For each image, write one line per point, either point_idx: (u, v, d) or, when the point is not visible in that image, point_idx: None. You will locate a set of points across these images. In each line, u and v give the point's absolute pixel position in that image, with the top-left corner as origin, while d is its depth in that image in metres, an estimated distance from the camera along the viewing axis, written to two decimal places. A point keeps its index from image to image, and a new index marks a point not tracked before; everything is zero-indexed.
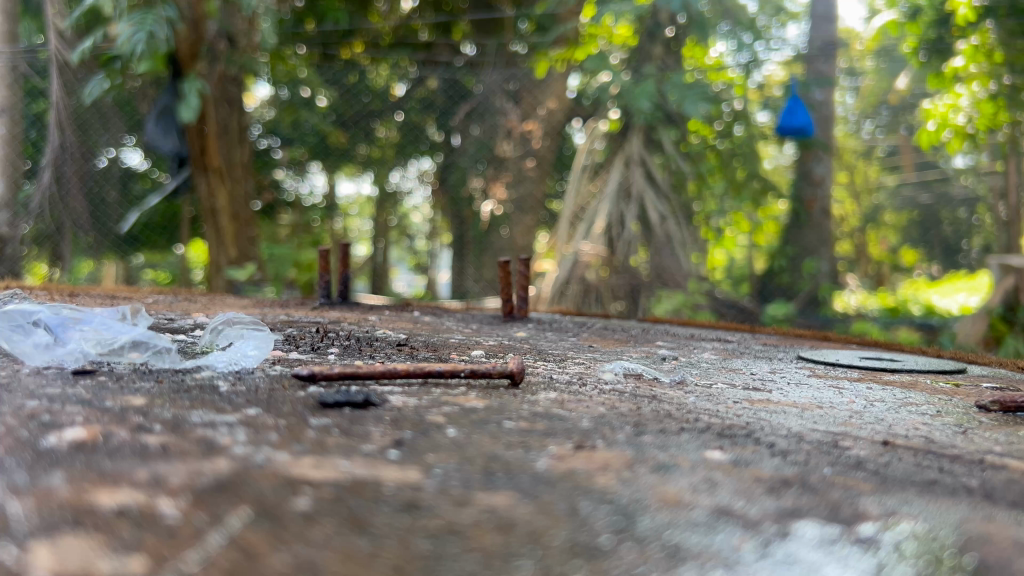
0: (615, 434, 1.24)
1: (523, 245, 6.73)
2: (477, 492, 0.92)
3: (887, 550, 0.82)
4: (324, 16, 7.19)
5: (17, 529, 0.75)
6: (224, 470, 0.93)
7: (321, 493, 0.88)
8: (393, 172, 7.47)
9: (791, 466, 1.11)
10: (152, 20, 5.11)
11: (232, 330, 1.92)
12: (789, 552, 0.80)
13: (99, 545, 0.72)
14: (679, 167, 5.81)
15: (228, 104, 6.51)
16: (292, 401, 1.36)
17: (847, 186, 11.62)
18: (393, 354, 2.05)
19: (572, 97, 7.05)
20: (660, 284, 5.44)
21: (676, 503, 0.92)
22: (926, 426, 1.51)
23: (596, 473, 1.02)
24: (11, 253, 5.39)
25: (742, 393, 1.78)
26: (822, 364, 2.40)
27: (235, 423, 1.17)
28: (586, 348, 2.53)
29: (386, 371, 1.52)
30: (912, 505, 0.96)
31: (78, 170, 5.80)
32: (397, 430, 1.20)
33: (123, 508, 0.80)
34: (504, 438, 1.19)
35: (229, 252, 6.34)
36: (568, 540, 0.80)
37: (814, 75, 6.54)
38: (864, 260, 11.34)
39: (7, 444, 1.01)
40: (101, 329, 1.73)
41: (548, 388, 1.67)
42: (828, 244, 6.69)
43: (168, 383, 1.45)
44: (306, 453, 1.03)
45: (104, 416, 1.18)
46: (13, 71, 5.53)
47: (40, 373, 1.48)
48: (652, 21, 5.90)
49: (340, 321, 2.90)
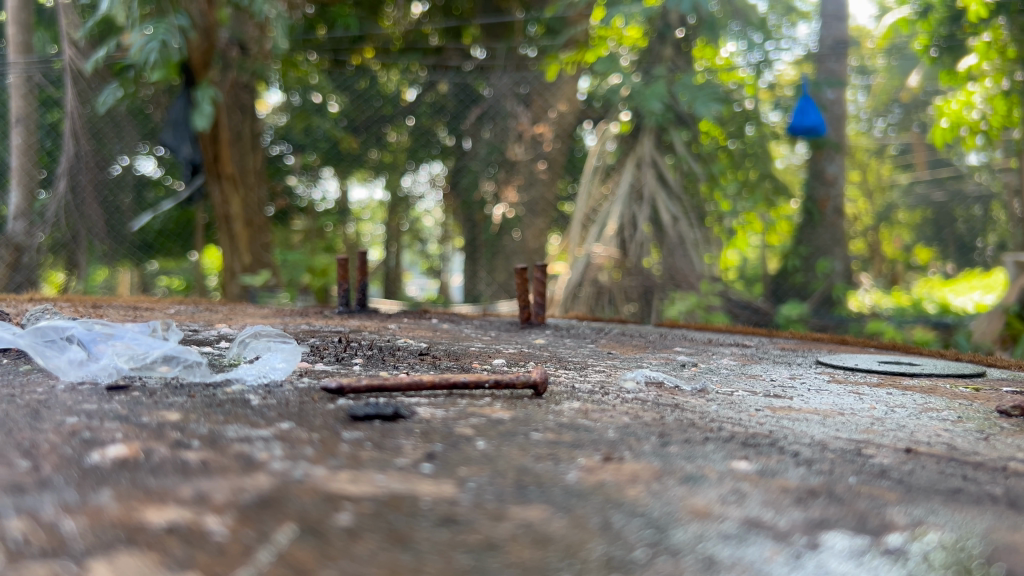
0: (642, 445, 1.26)
1: (535, 248, 6.68)
2: (511, 506, 0.94)
3: (916, 561, 0.84)
4: (335, 22, 7.33)
5: (74, 546, 0.78)
6: (265, 486, 0.96)
7: (362, 508, 0.90)
8: (404, 176, 7.78)
9: (817, 475, 1.14)
10: (165, 29, 5.16)
11: (259, 343, 1.96)
12: (821, 563, 0.82)
13: (154, 563, 0.75)
14: (691, 169, 5.81)
15: (240, 111, 6.57)
16: (323, 414, 1.39)
17: (860, 185, 11.66)
18: (416, 363, 2.09)
19: (583, 99, 6.78)
20: (673, 284, 5.37)
21: (706, 514, 0.94)
22: (948, 434, 1.52)
23: (626, 485, 1.04)
24: (27, 261, 5.53)
25: (764, 401, 1.80)
26: (841, 369, 2.41)
27: (270, 438, 1.19)
28: (605, 355, 2.55)
29: (412, 383, 1.54)
30: (939, 515, 0.98)
31: (93, 179, 5.81)
32: (427, 443, 1.23)
33: (172, 525, 0.83)
34: (533, 449, 1.21)
35: (243, 258, 6.39)
36: (604, 554, 0.82)
37: (825, 75, 6.50)
38: (879, 258, 11.27)
39: (53, 461, 1.04)
40: (132, 344, 1.77)
41: (572, 398, 1.70)
42: (842, 244, 6.68)
43: (200, 397, 1.47)
44: (342, 468, 1.06)
45: (142, 432, 1.20)
46: (28, 81, 5.71)
47: (75, 389, 1.51)
48: (662, 22, 5.93)
49: (359, 329, 2.94)
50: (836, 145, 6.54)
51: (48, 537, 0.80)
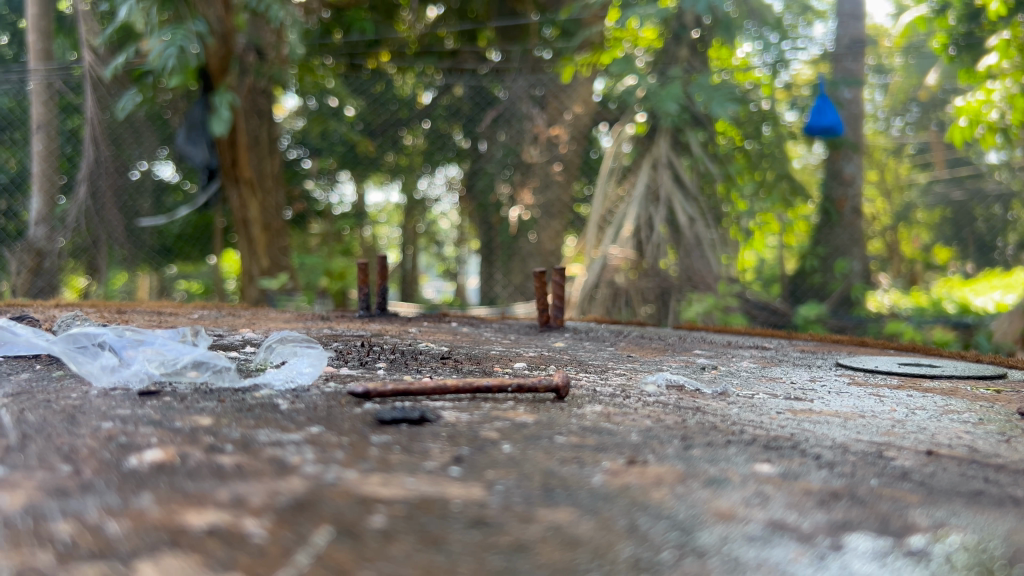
0: (665, 449, 1.28)
1: (550, 249, 6.74)
2: (540, 509, 0.96)
3: (938, 562, 0.85)
4: (351, 27, 7.42)
5: (119, 548, 0.81)
6: (300, 489, 0.99)
7: (394, 511, 0.93)
8: (421, 180, 7.74)
9: (839, 478, 1.15)
10: (183, 35, 5.20)
11: (286, 347, 1.99)
12: (844, 564, 0.84)
13: (199, 565, 0.78)
14: (707, 169, 5.80)
15: (257, 115, 6.64)
16: (351, 418, 1.42)
17: (878, 184, 11.59)
18: (438, 367, 2.12)
19: (597, 101, 6.88)
20: (690, 286, 5.39)
21: (730, 516, 0.96)
22: (969, 435, 1.53)
23: (651, 488, 1.06)
24: (48, 266, 5.58)
25: (784, 403, 1.82)
26: (861, 371, 2.43)
27: (301, 441, 1.22)
28: (624, 357, 2.58)
29: (436, 387, 1.56)
30: (960, 517, 0.99)
31: (112, 184, 5.90)
32: (455, 446, 1.26)
33: (212, 527, 0.86)
34: (558, 452, 1.24)
35: (261, 262, 6.39)
36: (631, 555, 0.84)
37: (842, 74, 6.50)
38: (898, 258, 11.18)
39: (93, 465, 1.07)
40: (162, 349, 1.80)
41: (594, 401, 1.72)
42: (860, 244, 6.67)
43: (231, 402, 1.50)
44: (373, 471, 1.09)
45: (177, 437, 1.24)
46: (49, 88, 5.81)
47: (108, 395, 1.54)
48: (677, 23, 5.92)
49: (381, 333, 2.97)
50: (853, 145, 6.56)
51: (93, 539, 0.83)
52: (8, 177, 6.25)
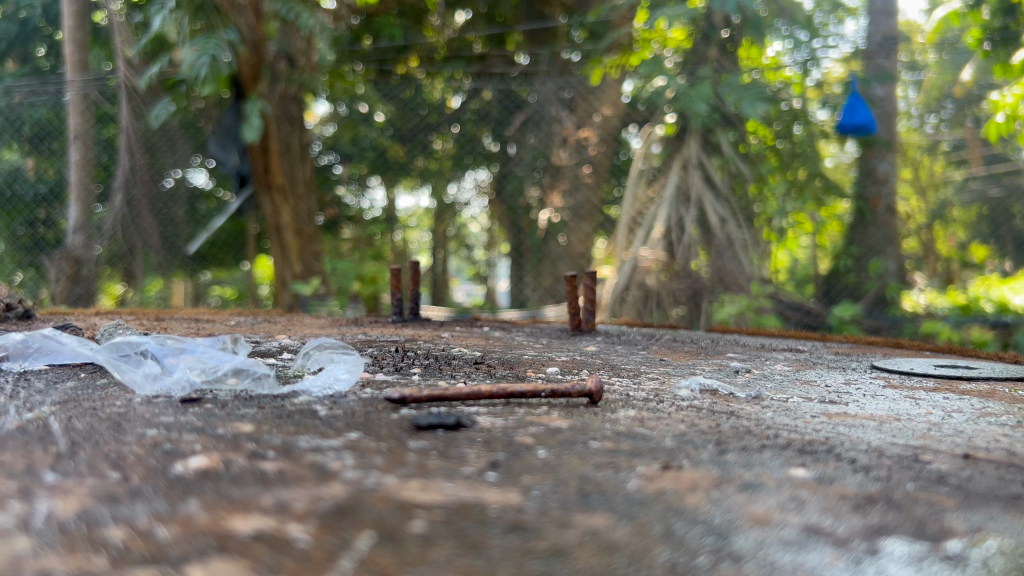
0: (699, 453, 1.29)
1: (581, 251, 6.72)
2: (576, 513, 0.98)
3: (975, 566, 0.86)
4: (380, 33, 7.50)
5: (171, 553, 0.83)
6: (341, 495, 1.01)
7: (433, 516, 0.95)
8: (449, 185, 7.36)
9: (875, 482, 1.15)
10: (214, 45, 5.29)
11: (322, 354, 2.02)
12: (880, 568, 0.85)
13: (245, 569, 0.80)
14: (739, 169, 5.76)
15: (289, 122, 6.71)
16: (388, 424, 1.44)
17: (912, 182, 11.38)
18: (473, 372, 2.14)
19: (626, 101, 6.76)
20: (722, 288, 5.32)
21: (766, 521, 0.97)
22: (1007, 438, 1.52)
23: (686, 493, 1.07)
24: (86, 274, 5.79)
25: (819, 407, 1.81)
26: (896, 373, 2.41)
27: (341, 448, 1.25)
28: (657, 361, 2.58)
29: (471, 393, 1.57)
30: (998, 521, 0.99)
31: (147, 192, 6.03)
32: (491, 451, 1.27)
33: (258, 533, 0.88)
34: (593, 458, 1.25)
35: (294, 267, 6.46)
36: (668, 559, 0.86)
37: (874, 71, 6.23)
38: (935, 257, 10.97)
39: (140, 471, 1.11)
40: (202, 357, 1.84)
41: (627, 405, 1.73)
42: (895, 243, 6.53)
43: (270, 409, 1.53)
44: (412, 476, 1.11)
45: (220, 443, 1.27)
46: (85, 98, 5.95)
47: (151, 402, 1.58)
48: (706, 23, 5.93)
49: (415, 338, 3.00)
50: (886, 143, 6.52)
51: (144, 544, 0.86)
52: (47, 186, 6.32)
